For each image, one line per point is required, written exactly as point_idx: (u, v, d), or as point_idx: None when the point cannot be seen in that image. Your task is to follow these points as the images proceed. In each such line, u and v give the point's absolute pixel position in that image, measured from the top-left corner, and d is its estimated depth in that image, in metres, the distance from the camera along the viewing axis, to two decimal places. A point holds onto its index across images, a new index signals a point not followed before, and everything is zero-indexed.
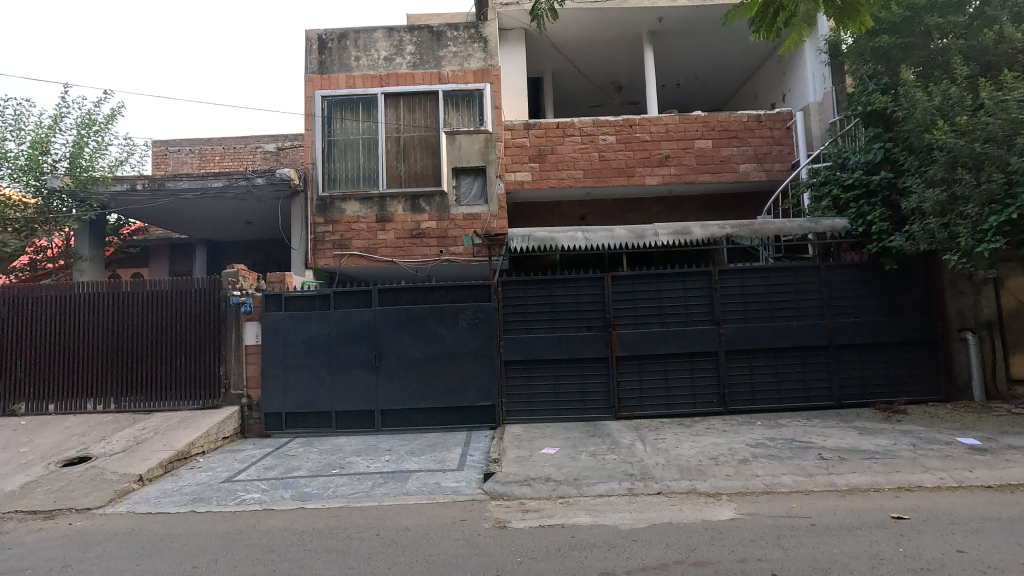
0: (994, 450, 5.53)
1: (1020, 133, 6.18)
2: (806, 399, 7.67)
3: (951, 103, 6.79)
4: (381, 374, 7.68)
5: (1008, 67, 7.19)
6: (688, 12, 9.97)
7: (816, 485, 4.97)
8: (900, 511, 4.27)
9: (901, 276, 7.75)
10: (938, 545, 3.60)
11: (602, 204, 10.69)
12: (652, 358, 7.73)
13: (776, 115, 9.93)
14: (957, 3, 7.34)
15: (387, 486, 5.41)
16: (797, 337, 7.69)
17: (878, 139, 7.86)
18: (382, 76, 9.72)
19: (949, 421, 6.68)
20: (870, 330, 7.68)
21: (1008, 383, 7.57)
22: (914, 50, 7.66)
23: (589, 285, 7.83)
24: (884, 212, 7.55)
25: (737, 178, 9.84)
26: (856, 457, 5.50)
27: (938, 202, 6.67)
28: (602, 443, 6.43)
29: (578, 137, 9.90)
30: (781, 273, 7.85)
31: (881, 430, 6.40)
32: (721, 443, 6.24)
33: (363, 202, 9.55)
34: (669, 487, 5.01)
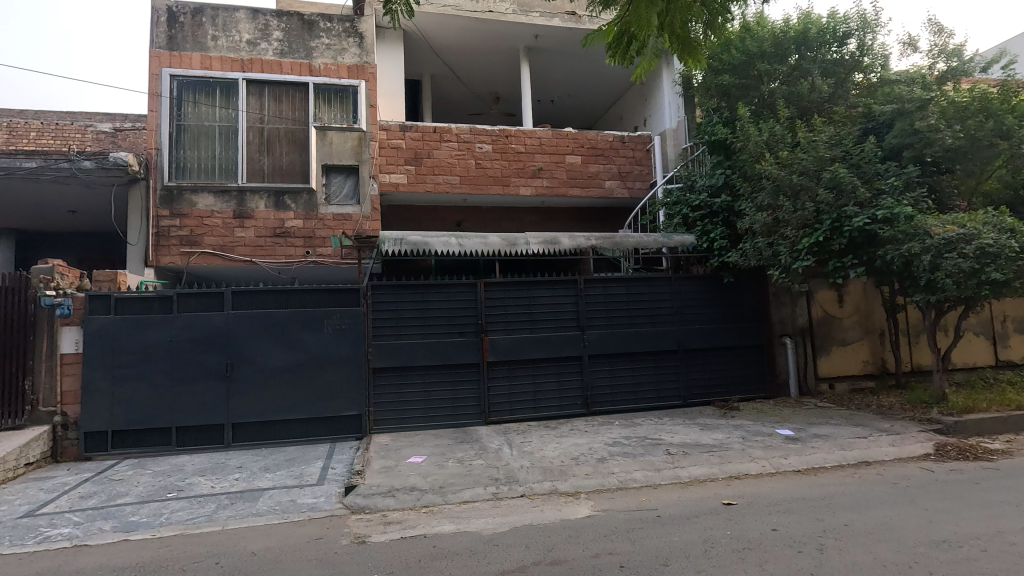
0: (803, 439, 6.46)
1: (826, 169, 7.33)
2: (658, 399, 8.35)
3: (776, 139, 7.89)
4: (233, 385, 7.00)
5: (818, 113, 8.52)
6: (562, 33, 10.47)
7: (663, 478, 5.42)
8: (730, 498, 4.80)
9: (736, 288, 8.79)
10: (758, 525, 4.10)
11: (478, 211, 10.81)
12: (522, 363, 7.94)
13: (637, 137, 10.77)
14: (779, 55, 8.60)
15: (233, 508, 4.91)
16: (652, 342, 8.36)
17: (720, 166, 8.89)
18: (244, 61, 8.95)
19: (772, 415, 7.68)
20: (711, 336, 8.58)
21: (817, 380, 8.86)
22: (748, 90, 8.79)
23: (461, 291, 7.85)
24: (724, 231, 8.54)
25: (603, 193, 10.51)
26: (697, 451, 6.10)
27: (765, 224, 7.68)
28: (470, 449, 6.45)
29: (455, 143, 9.92)
30: (639, 283, 8.49)
31: (719, 426, 7.17)
32: (583, 443, 6.56)
33: (219, 195, 8.70)
34: (532, 489, 5.16)
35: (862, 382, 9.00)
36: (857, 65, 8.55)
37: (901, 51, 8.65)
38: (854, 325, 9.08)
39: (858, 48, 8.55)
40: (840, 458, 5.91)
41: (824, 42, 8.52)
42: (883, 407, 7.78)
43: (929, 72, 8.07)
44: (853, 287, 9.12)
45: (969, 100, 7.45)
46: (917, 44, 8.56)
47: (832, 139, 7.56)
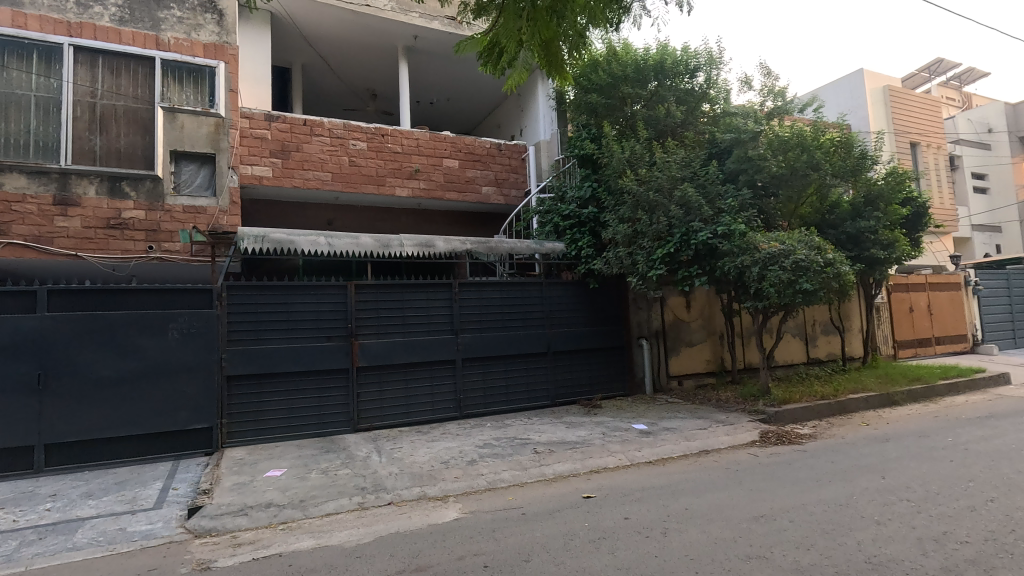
0: (654, 432, 7.07)
1: (677, 187, 8.14)
2: (528, 400, 8.65)
3: (635, 157, 8.61)
4: (48, 399, 5.99)
5: (672, 136, 9.42)
6: (441, 36, 10.46)
7: (529, 477, 5.62)
8: (589, 491, 5.11)
9: (600, 294, 9.41)
10: (613, 515, 4.41)
11: (351, 210, 10.40)
12: (393, 368, 7.76)
13: (513, 146, 11.08)
14: (641, 80, 9.38)
15: (42, 545, 4.19)
16: (523, 345, 8.63)
17: (588, 179, 9.50)
18: (71, 24, 7.73)
19: (629, 411, 8.32)
20: (577, 339, 9.08)
21: (668, 378, 9.76)
22: (613, 110, 9.50)
23: (330, 293, 7.49)
24: (590, 240, 9.10)
25: (479, 199, 10.65)
26: (561, 448, 6.41)
27: (626, 235, 8.34)
28: (336, 458, 6.16)
29: (327, 138, 9.46)
30: (512, 287, 8.73)
31: (582, 423, 7.60)
32: (453, 446, 6.57)
33: (34, 177, 7.43)
34: (400, 496, 5.07)
35: (705, 378, 10.08)
36: (704, 96, 9.48)
37: (739, 87, 9.85)
38: (699, 327, 10.14)
39: (704, 81, 9.51)
40: (685, 448, 6.56)
41: (678, 72, 9.39)
42: (721, 400, 8.78)
43: (760, 108, 9.31)
44: (699, 294, 10.18)
45: (789, 135, 8.69)
46: (751, 83, 9.82)
47: (683, 161, 8.40)
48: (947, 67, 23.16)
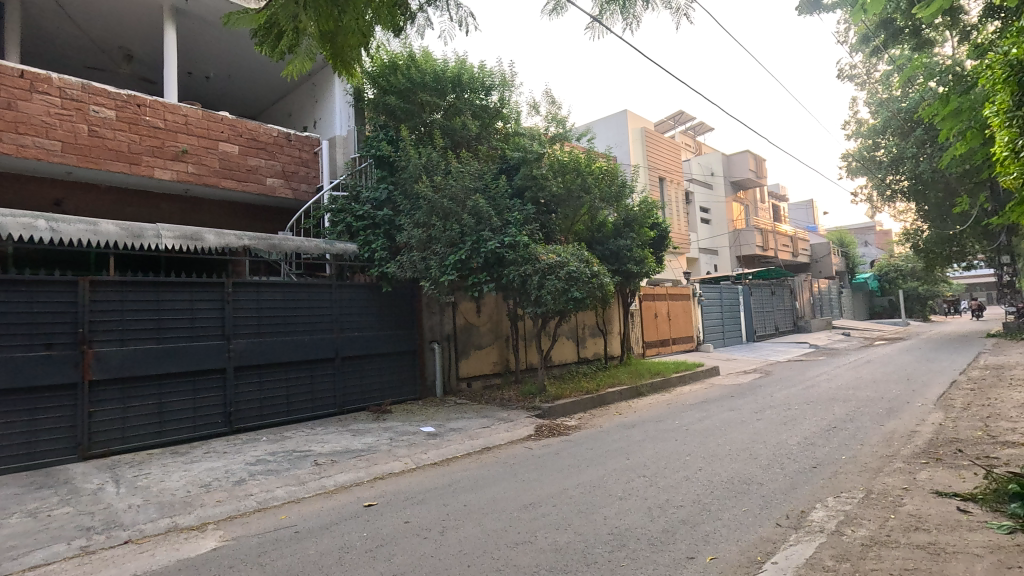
0: (441, 434, 7.25)
1: (470, 197, 8.54)
2: (312, 409, 8.14)
3: (431, 164, 8.77)
4: None
5: (467, 148, 9.83)
6: (220, 5, 9.31)
7: (306, 491, 5.27)
8: (370, 499, 5.00)
9: (393, 297, 9.32)
10: (393, 521, 4.39)
11: (90, 189, 8.56)
12: (143, 380, 6.58)
13: (304, 138, 10.34)
14: (439, 90, 9.62)
15: None
16: (307, 350, 8.08)
17: (384, 181, 9.40)
18: None
19: (418, 415, 8.38)
20: (368, 343, 8.84)
21: (457, 380, 10.10)
22: (411, 116, 9.58)
23: (53, 291, 6.05)
24: (384, 242, 8.97)
25: (262, 191, 9.69)
26: (344, 458, 6.16)
27: (420, 240, 8.43)
28: (53, 495, 4.96)
29: (56, 99, 7.64)
30: (296, 289, 8.13)
31: (369, 430, 7.42)
32: (218, 466, 5.83)
33: None
34: (142, 531, 4.30)
35: (492, 379, 10.68)
36: (498, 114, 10.04)
37: (528, 111, 10.72)
38: (487, 331, 10.70)
39: (499, 100, 10.04)
40: (468, 447, 6.86)
41: (474, 88, 9.81)
42: (504, 399, 9.40)
43: (546, 133, 10.28)
44: (488, 300, 10.76)
45: (567, 160, 9.76)
46: (538, 109, 10.77)
47: (476, 173, 8.81)
48: (686, 120, 28.49)
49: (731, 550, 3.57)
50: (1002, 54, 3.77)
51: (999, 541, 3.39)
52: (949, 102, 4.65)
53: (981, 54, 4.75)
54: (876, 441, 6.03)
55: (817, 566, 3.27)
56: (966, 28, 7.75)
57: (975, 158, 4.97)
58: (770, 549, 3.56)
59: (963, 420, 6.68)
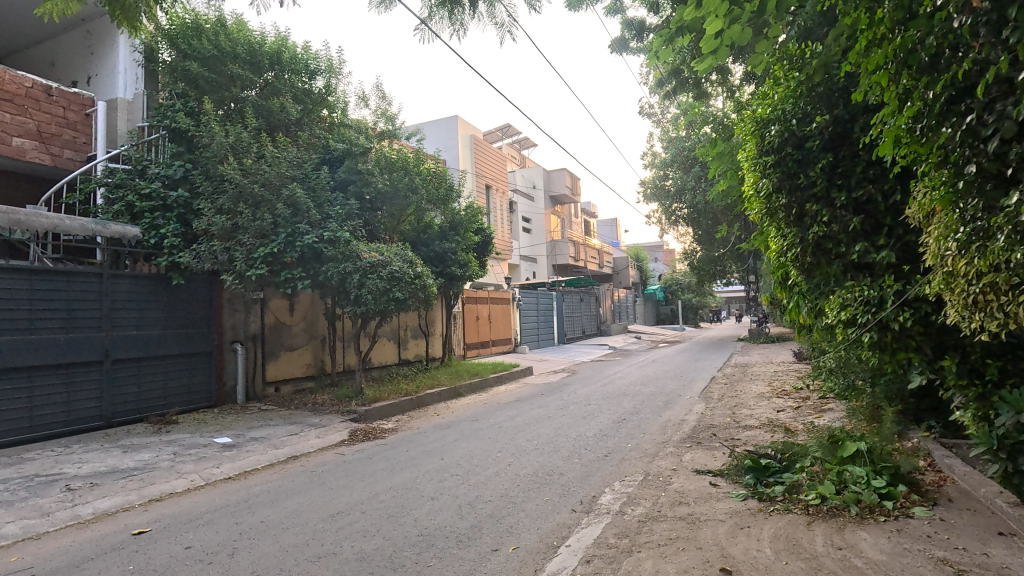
0: (239, 444, 6.53)
1: (285, 186, 7.88)
2: (67, 423, 6.73)
3: (240, 144, 7.92)
4: None
5: (284, 132, 9.07)
6: None
7: (52, 524, 4.31)
8: (142, 526, 4.28)
9: (186, 292, 8.15)
10: (169, 548, 3.81)
11: None
12: None
13: (71, 94, 8.52)
14: (254, 65, 8.75)
15: None
16: (64, 352, 6.67)
17: (179, 158, 8.21)
18: None
19: (212, 424, 7.44)
20: (149, 344, 7.60)
21: (263, 384, 9.21)
22: (218, 88, 8.55)
23: None
24: (177, 228, 7.81)
25: (5, 152, 7.73)
26: (109, 479, 5.19)
27: (223, 228, 7.54)
28: None
29: None
30: (51, 277, 6.65)
31: (147, 445, 6.37)
32: None
33: None
34: None
35: (304, 382, 9.95)
36: (323, 101, 9.48)
37: (356, 102, 10.29)
38: (301, 331, 9.95)
39: (323, 86, 9.46)
40: (271, 457, 6.28)
41: (296, 69, 9.10)
42: (317, 403, 8.83)
43: (374, 127, 9.96)
44: (302, 298, 10.01)
45: (394, 157, 9.56)
46: (366, 101, 10.39)
47: (293, 161, 8.18)
48: (513, 133, 29.97)
49: (531, 538, 3.81)
50: (752, 110, 4.67)
51: (736, 506, 4.16)
52: (716, 146, 5.60)
53: (736, 111, 5.84)
54: (654, 429, 6.99)
55: (603, 544, 3.65)
56: (730, 87, 9.47)
57: (732, 194, 6.07)
58: (565, 533, 3.89)
59: (717, 408, 8.10)
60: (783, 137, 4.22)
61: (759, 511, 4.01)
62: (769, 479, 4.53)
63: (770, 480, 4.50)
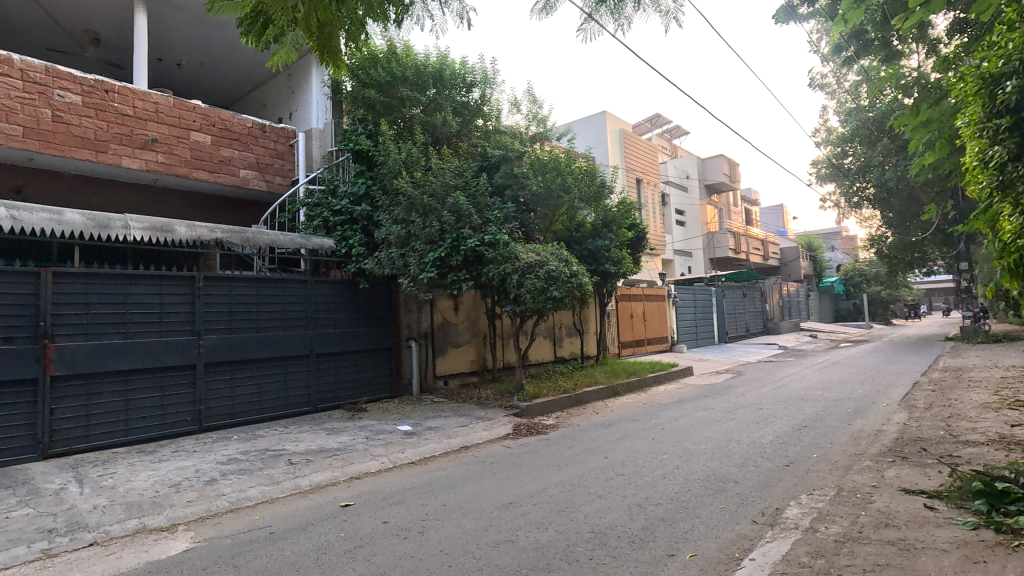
0: (418, 432, 7.18)
1: (450, 193, 8.42)
2: (285, 407, 7.97)
3: (411, 159, 8.69)
4: None
5: (448, 144, 9.77)
6: None
7: (281, 491, 5.16)
8: (347, 499, 4.93)
9: (370, 294, 9.20)
10: (371, 520, 4.33)
11: (51, 177, 8.18)
12: (106, 377, 6.35)
13: (280, 129, 10.11)
14: (420, 85, 9.56)
15: None
16: (282, 347, 7.93)
17: (362, 176, 9.27)
18: None
19: (394, 413, 8.29)
20: (343, 340, 8.72)
21: (434, 378, 10.02)
22: (391, 110, 9.51)
23: (18, 281, 5.83)
24: (361, 239, 8.84)
25: (235, 182, 9.43)
26: (320, 457, 6.05)
27: (399, 236, 8.32)
28: (9, 496, 4.78)
29: (19, 81, 7.30)
30: (270, 283, 7.96)
31: (345, 428, 7.30)
32: (187, 466, 5.67)
33: None
34: (108, 533, 4.19)
35: (469, 377, 10.63)
36: (479, 111, 10.02)
37: (509, 109, 10.70)
38: (465, 329, 10.64)
39: (480, 97, 10.03)
40: (446, 446, 6.81)
41: (456, 84, 9.77)
42: (481, 398, 9.35)
43: (527, 131, 10.26)
44: (466, 298, 10.70)
45: (547, 159, 9.77)
46: (519, 106, 10.75)
47: (456, 170, 8.72)
48: (663, 122, 28.89)
49: (709, 547, 3.62)
50: (973, 66, 3.93)
51: (964, 536, 3.52)
52: (920, 113, 4.79)
53: (963, 53, 5.11)
54: (845, 439, 6.21)
55: (794, 562, 3.34)
56: (935, 42, 8.07)
57: (942, 169, 5.16)
58: (747, 546, 3.62)
59: (926, 419, 6.93)
60: (1022, 93, 3.50)
61: (998, 545, 3.34)
62: (1009, 508, 3.75)
63: (1012, 509, 3.72)
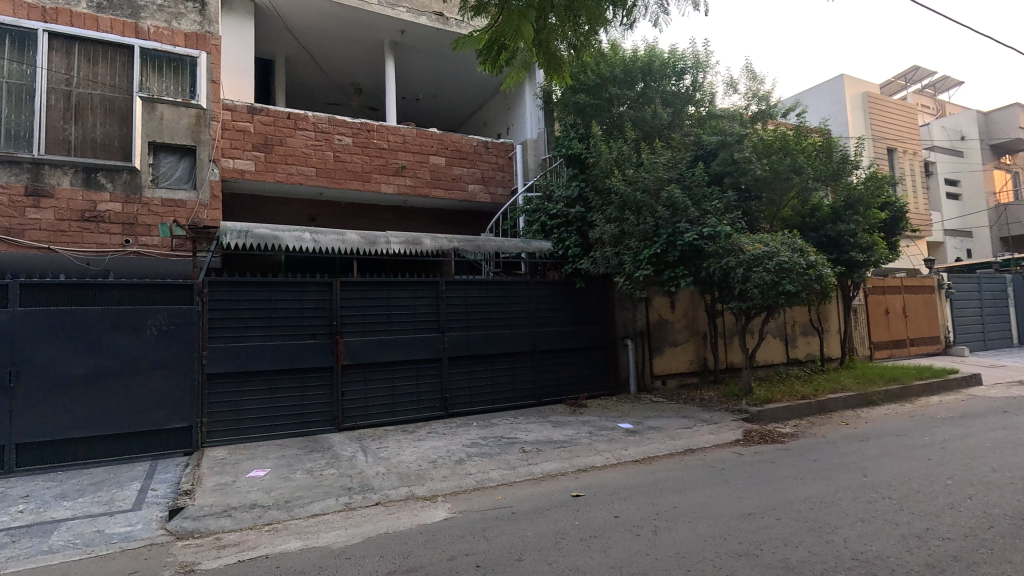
0: (641, 431, 7.12)
1: (663, 187, 8.14)
2: (513, 399, 8.66)
3: (623, 157, 8.64)
4: (19, 397, 5.80)
5: (660, 137, 9.50)
6: (427, 32, 10.36)
7: (517, 476, 5.62)
8: (578, 490, 5.13)
9: (586, 293, 9.45)
10: (603, 513, 4.44)
11: (334, 206, 10.24)
12: (377, 366, 7.69)
13: (500, 144, 11.02)
14: (628, 82, 9.49)
15: (16, 547, 4.11)
16: (509, 344, 8.63)
17: (575, 179, 9.56)
18: (47, 10, 7.41)
19: (614, 410, 8.36)
20: (562, 338, 9.11)
21: (652, 377, 9.83)
22: (601, 111, 9.60)
23: (318, 289, 7.42)
24: (577, 239, 9.14)
25: (465, 197, 10.59)
26: (549, 447, 6.42)
27: (612, 235, 8.36)
28: (320, 458, 6.13)
29: (312, 133, 9.30)
30: (498, 286, 8.72)
31: (569, 422, 7.61)
32: (440, 446, 6.54)
33: (5, 165, 7.09)
34: (388, 496, 5.07)
35: (688, 378, 10.19)
36: (690, 99, 9.58)
37: (725, 91, 9.97)
38: (683, 328, 10.24)
39: (691, 84, 9.60)
40: (670, 447, 6.62)
41: (665, 74, 9.49)
42: (704, 400, 8.88)
43: (745, 111, 9.42)
44: (683, 295, 10.29)
45: (773, 139, 8.82)
46: (736, 87, 9.93)
47: (669, 162, 8.38)
48: (921, 77, 23.85)
49: None
50: None
51: None
52: None
53: None
54: None
55: None
56: None
57: None
58: None
59: None
60: None
61: None
62: None
63: None
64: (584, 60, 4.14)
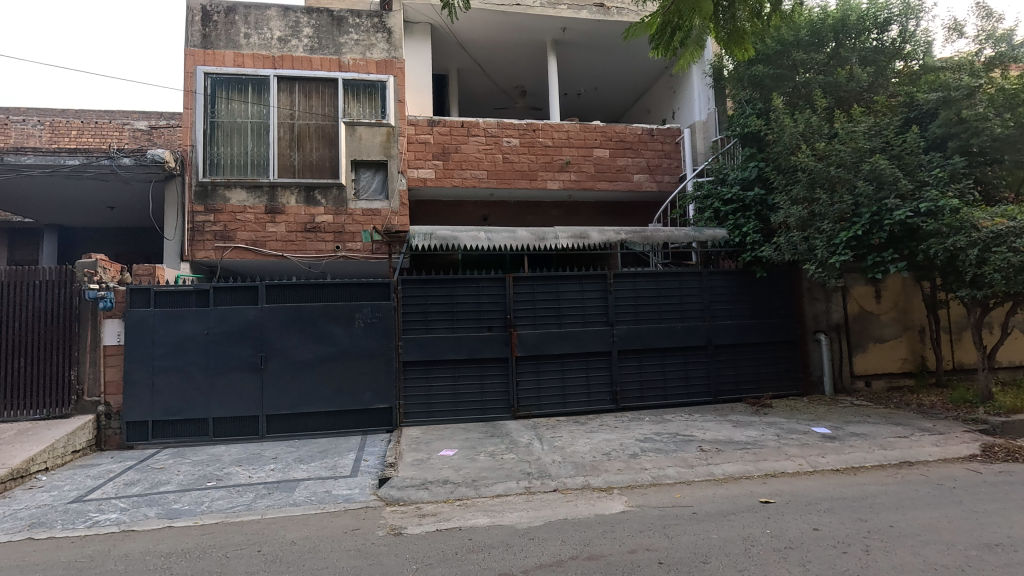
0: (841, 437, 6.30)
1: (864, 159, 7.08)
2: (688, 395, 8.29)
3: (812, 130, 7.68)
4: (266, 377, 7.15)
5: (857, 102, 8.32)
6: (588, 25, 10.34)
7: (696, 475, 5.36)
8: (767, 496, 4.73)
9: (768, 283, 8.65)
10: (799, 524, 4.03)
11: (504, 205, 10.79)
12: (549, 358, 7.94)
13: (666, 130, 10.60)
14: (816, 43, 8.43)
15: (271, 498, 5.10)
16: (682, 337, 8.28)
17: (752, 159, 8.78)
18: (275, 58, 8.98)
19: (805, 412, 7.53)
20: (741, 331, 8.47)
21: (852, 378, 8.68)
22: (783, 81, 8.63)
23: (492, 285, 7.89)
24: (756, 225, 8.39)
25: (631, 187, 10.37)
26: (730, 448, 6.01)
27: (800, 217, 7.48)
28: (500, 443, 6.53)
29: (483, 138, 9.90)
30: (668, 277, 8.41)
31: (752, 423, 7.04)
32: (613, 439, 6.53)
33: (251, 190, 8.76)
34: (565, 484, 5.21)
35: (900, 379, 8.79)
36: (897, 53, 8.33)
37: (945, 37, 8.36)
38: (891, 321, 8.89)
39: (899, 35, 8.33)
40: (881, 457, 5.76)
41: (863, 29, 8.31)
42: (924, 405, 7.57)
43: (976, 58, 7.76)
44: (891, 283, 8.91)
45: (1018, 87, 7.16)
46: (962, 29, 8.24)
47: (871, 130, 7.27)
48: None
49: None
50: None
51: None
52: None
53: None
54: None
55: None
56: None
57: None
58: None
59: None
60: None
61: None
62: None
63: None
64: (772, 24, 3.78)
